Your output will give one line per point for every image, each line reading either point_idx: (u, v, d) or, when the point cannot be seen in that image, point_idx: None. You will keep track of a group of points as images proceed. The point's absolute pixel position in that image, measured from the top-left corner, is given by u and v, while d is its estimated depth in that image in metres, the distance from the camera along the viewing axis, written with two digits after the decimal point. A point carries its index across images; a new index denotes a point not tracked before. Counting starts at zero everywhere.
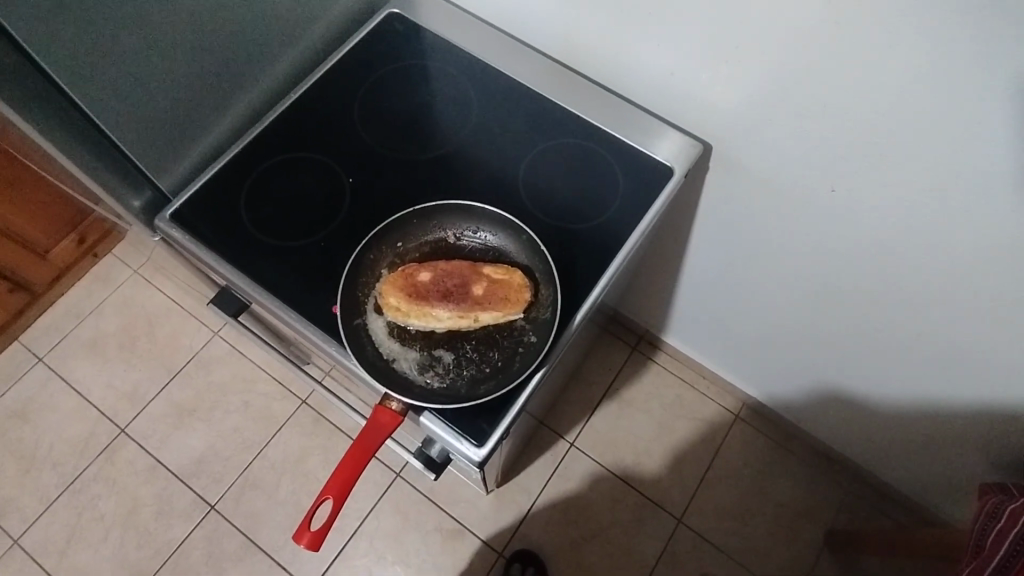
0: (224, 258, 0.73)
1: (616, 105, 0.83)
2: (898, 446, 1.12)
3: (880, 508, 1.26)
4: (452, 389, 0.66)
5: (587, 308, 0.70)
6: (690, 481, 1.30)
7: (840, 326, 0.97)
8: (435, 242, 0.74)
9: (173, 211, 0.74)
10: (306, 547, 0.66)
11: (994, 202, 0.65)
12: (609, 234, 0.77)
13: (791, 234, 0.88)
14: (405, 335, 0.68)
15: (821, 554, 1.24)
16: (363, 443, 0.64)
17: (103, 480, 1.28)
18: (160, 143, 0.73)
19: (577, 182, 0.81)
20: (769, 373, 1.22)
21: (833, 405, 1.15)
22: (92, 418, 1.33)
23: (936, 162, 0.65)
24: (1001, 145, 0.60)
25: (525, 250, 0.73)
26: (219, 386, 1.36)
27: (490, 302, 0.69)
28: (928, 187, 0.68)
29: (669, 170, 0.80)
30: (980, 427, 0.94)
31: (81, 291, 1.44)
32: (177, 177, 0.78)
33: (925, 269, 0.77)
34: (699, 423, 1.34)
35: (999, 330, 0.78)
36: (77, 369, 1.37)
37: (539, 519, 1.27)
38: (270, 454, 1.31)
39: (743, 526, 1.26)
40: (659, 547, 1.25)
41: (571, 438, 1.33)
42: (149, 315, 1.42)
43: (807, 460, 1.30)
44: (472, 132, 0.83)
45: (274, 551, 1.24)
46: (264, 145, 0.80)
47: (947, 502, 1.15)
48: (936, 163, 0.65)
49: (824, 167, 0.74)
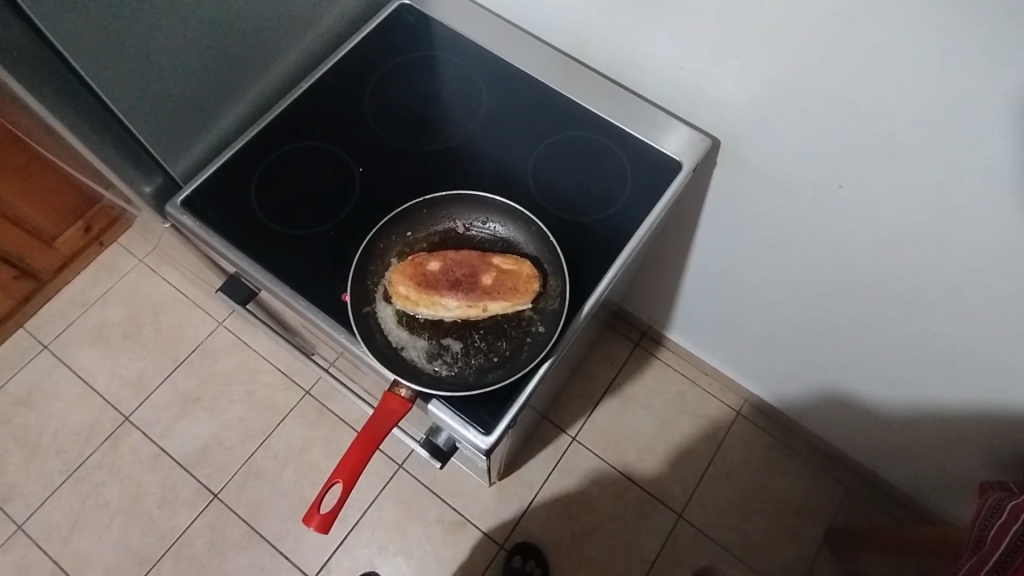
0: (233, 245, 0.73)
1: (625, 98, 0.84)
2: (898, 443, 1.12)
3: (880, 506, 1.26)
4: (460, 377, 0.67)
5: (595, 300, 0.71)
6: (690, 479, 1.30)
7: (841, 326, 0.98)
8: (444, 232, 0.75)
9: (183, 198, 0.75)
10: (316, 530, 0.66)
11: (999, 202, 0.65)
12: (616, 227, 0.77)
13: (795, 229, 0.88)
14: (414, 323, 0.69)
15: (820, 551, 1.24)
16: (371, 428, 0.64)
17: (108, 467, 1.29)
18: (172, 129, 0.73)
19: (587, 175, 0.81)
20: (770, 371, 1.22)
21: (834, 402, 1.16)
22: (96, 405, 1.34)
23: (938, 163, 0.66)
24: (1000, 146, 0.61)
25: (535, 241, 0.73)
26: (222, 377, 1.36)
27: (499, 292, 0.69)
28: (932, 187, 0.68)
29: (677, 165, 0.80)
30: (981, 425, 0.95)
31: (87, 280, 1.45)
32: (188, 164, 0.78)
33: (930, 269, 0.78)
34: (700, 419, 1.35)
35: (995, 330, 0.79)
36: (81, 357, 1.38)
37: (540, 513, 1.27)
38: (272, 443, 1.31)
39: (743, 521, 1.27)
40: (659, 541, 1.26)
41: (572, 432, 1.34)
42: (154, 304, 1.43)
43: (807, 456, 1.31)
44: (481, 122, 0.84)
45: (276, 540, 1.24)
46: (274, 133, 0.80)
47: (946, 501, 1.15)
48: (936, 163, 0.66)
49: (829, 164, 0.75)
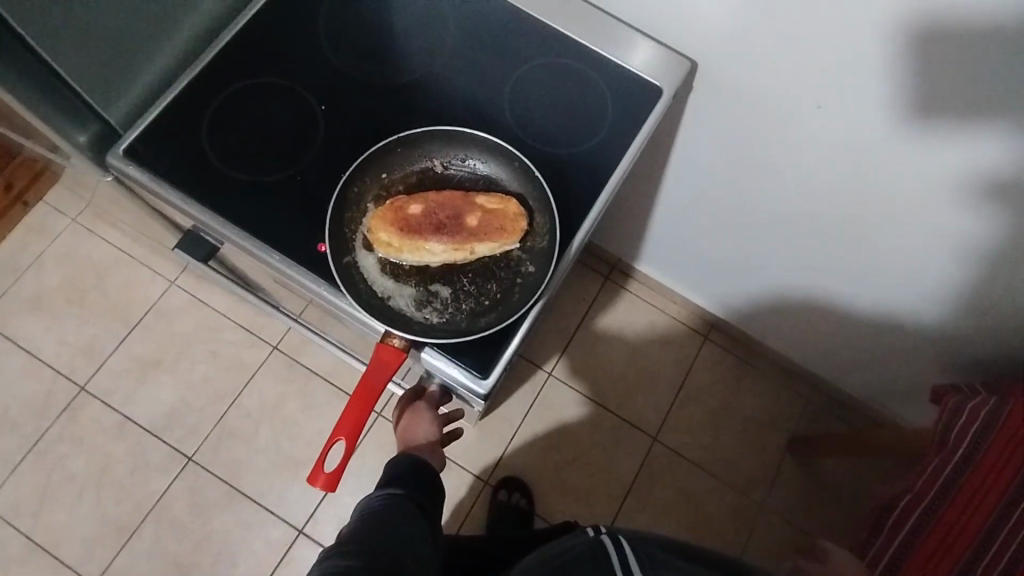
0: (189, 197, 0.67)
1: (596, 19, 0.79)
2: (858, 357, 1.17)
3: (839, 416, 1.33)
4: (452, 324, 0.65)
5: (584, 234, 0.68)
6: (663, 403, 1.35)
7: (813, 246, 0.98)
8: (422, 172, 0.71)
9: (125, 146, 0.67)
10: (322, 488, 0.66)
11: (977, 93, 0.64)
12: (599, 157, 0.74)
13: (769, 153, 0.86)
14: (399, 271, 0.66)
15: (784, 460, 1.32)
16: (367, 383, 0.63)
17: (69, 439, 1.23)
18: (103, 70, 0.65)
19: (563, 103, 0.76)
20: (736, 295, 1.24)
21: (797, 322, 1.19)
22: (47, 376, 1.26)
23: (938, 70, 0.65)
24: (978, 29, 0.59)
25: (518, 178, 0.70)
26: (181, 338, 1.30)
27: (486, 233, 0.67)
28: (930, 94, 0.68)
29: (658, 89, 0.78)
30: (941, 334, 0.99)
31: (15, 244, 1.33)
32: (126, 108, 0.70)
33: (906, 181, 0.78)
34: (670, 345, 1.38)
35: (960, 237, 0.81)
36: (22, 327, 1.28)
37: (522, 447, 1.31)
38: (244, 401, 1.27)
39: (714, 438, 1.33)
40: (637, 463, 1.31)
41: (548, 368, 1.36)
42: (96, 266, 1.32)
43: (772, 373, 1.36)
44: (449, 51, 0.77)
45: (259, 496, 1.23)
46: (218, 70, 0.73)
47: (901, 408, 1.22)
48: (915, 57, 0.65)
49: (811, 80, 0.73)
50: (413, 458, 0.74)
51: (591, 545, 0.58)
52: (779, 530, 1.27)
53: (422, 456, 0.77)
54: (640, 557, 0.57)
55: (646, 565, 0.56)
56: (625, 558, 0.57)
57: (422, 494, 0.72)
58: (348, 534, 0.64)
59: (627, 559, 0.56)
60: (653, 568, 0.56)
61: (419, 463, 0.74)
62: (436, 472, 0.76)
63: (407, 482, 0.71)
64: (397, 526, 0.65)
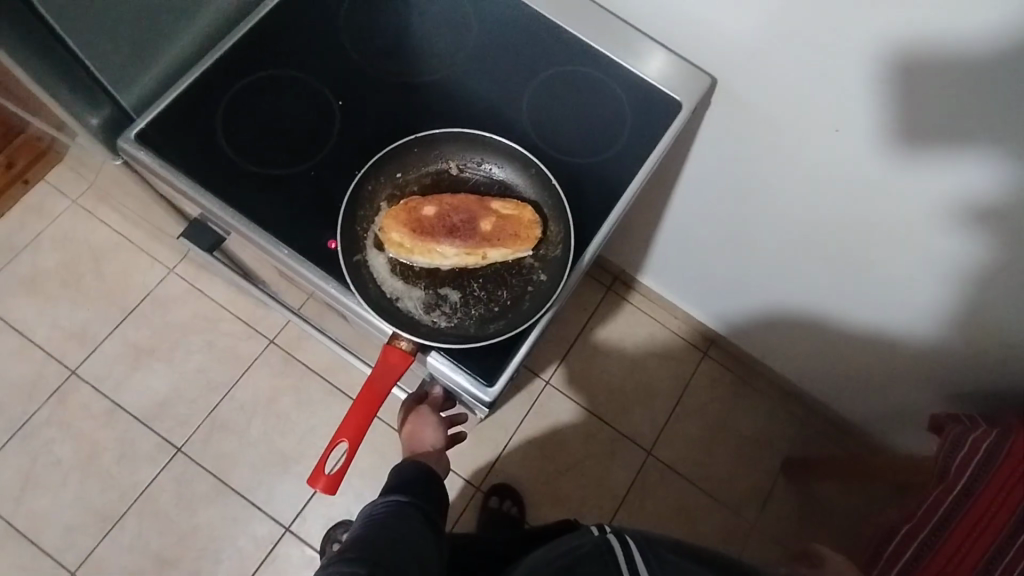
0: (200, 185, 0.66)
1: (619, 30, 0.78)
2: (858, 382, 1.17)
3: (834, 440, 1.33)
4: (460, 328, 0.64)
5: (597, 245, 0.68)
6: (659, 417, 1.34)
7: (817, 269, 0.98)
8: (438, 174, 0.70)
9: (136, 131, 0.67)
10: (321, 491, 0.65)
11: (992, 130, 0.64)
12: (615, 168, 0.73)
13: (781, 174, 0.86)
14: (409, 272, 0.65)
15: (777, 481, 1.31)
16: (373, 388, 0.62)
17: (57, 424, 1.21)
18: (120, 52, 0.64)
19: (583, 113, 0.76)
20: (737, 313, 1.24)
21: (797, 344, 1.18)
22: (37, 359, 1.24)
23: (944, 104, 0.64)
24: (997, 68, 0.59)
25: (534, 185, 0.70)
26: (177, 327, 1.28)
27: (500, 239, 0.66)
28: (937, 126, 0.67)
29: (677, 104, 0.77)
30: (941, 365, 0.98)
31: (13, 222, 1.31)
32: (141, 92, 0.69)
33: (915, 211, 0.77)
34: (668, 360, 1.37)
35: (966, 269, 0.81)
36: (16, 308, 1.26)
37: (516, 454, 1.30)
38: (237, 394, 1.26)
39: (708, 455, 1.32)
40: (630, 477, 1.30)
41: (546, 376, 1.35)
42: (94, 249, 1.31)
43: (769, 394, 1.36)
44: (470, 54, 0.77)
45: (247, 491, 1.21)
46: (236, 59, 0.72)
47: (897, 436, 1.21)
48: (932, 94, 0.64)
49: (828, 106, 0.72)
50: (420, 467, 0.73)
51: (597, 544, 0.57)
52: (769, 550, 1.26)
53: (432, 464, 0.77)
54: (646, 556, 0.56)
55: (653, 562, 0.56)
56: (630, 555, 0.56)
57: (427, 503, 0.71)
58: (353, 538, 0.63)
59: (633, 555, 0.56)
60: (659, 566, 0.56)
61: (427, 472, 0.73)
62: (442, 481, 0.75)
63: (413, 489, 0.70)
64: (402, 533, 0.64)
